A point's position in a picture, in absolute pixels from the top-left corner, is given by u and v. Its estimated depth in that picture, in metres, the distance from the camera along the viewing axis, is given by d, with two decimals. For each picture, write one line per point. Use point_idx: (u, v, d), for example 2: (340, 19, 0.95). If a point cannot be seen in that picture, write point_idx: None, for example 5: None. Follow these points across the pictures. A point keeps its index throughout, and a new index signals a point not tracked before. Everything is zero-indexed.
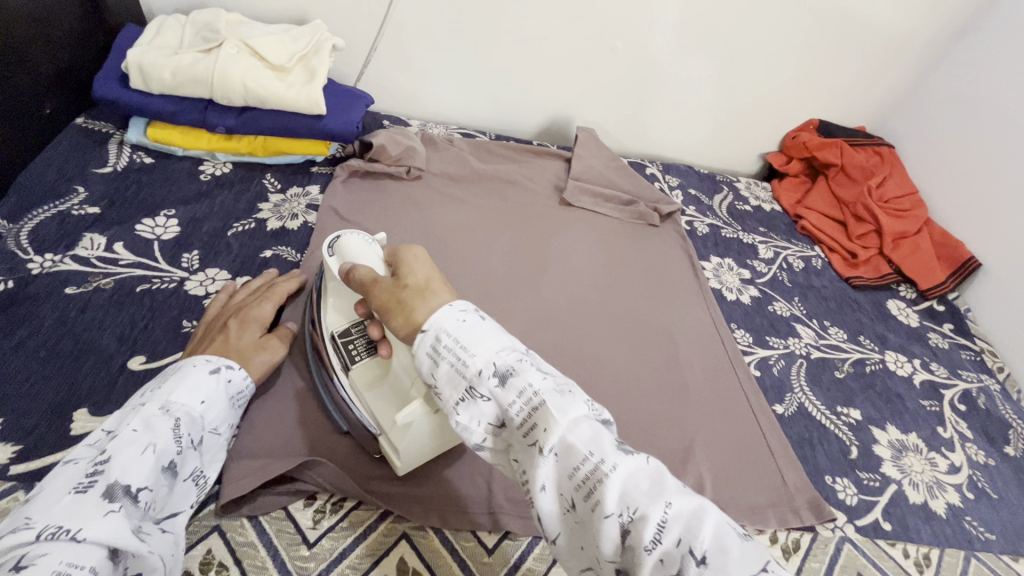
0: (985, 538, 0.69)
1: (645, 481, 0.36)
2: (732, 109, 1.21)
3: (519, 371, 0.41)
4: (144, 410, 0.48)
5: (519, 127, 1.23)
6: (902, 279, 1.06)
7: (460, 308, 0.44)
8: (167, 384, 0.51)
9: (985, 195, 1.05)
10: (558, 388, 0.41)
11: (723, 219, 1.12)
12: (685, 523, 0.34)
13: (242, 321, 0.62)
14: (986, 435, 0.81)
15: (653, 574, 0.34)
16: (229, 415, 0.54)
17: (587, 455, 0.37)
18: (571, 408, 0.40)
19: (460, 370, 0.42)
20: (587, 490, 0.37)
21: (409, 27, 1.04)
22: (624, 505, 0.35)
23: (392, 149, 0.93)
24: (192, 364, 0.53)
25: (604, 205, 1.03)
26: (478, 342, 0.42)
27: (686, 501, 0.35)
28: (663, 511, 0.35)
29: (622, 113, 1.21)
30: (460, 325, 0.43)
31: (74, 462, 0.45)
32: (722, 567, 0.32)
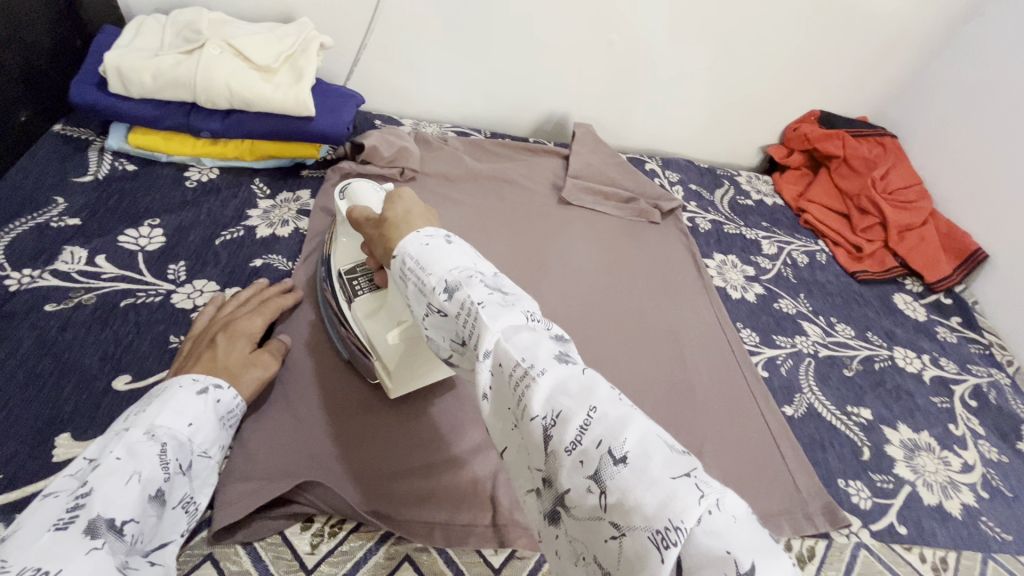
0: (1002, 539, 0.67)
1: (576, 387, 0.33)
2: (731, 101, 1.19)
3: (466, 284, 0.39)
4: (128, 436, 0.45)
5: (514, 124, 1.20)
6: (907, 272, 1.04)
7: (427, 233, 0.44)
8: (152, 407, 0.48)
9: (991, 184, 1.03)
10: (505, 299, 0.38)
11: (725, 214, 1.09)
12: (609, 426, 0.31)
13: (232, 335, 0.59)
14: (998, 431, 0.80)
15: (572, 476, 0.31)
16: (218, 438, 0.51)
17: (518, 360, 0.34)
18: (511, 315, 0.37)
19: (420, 287, 0.41)
20: (517, 395, 0.34)
21: (398, 23, 1.01)
22: (550, 408, 0.33)
23: (385, 150, 0.90)
24: (179, 385, 0.51)
25: (603, 202, 1.01)
26: (436, 260, 0.41)
27: (615, 408, 0.32)
28: (588, 415, 0.31)
29: (620, 107, 1.18)
30: (422, 249, 0.43)
31: (50, 496, 0.41)
32: (643, 470, 0.29)
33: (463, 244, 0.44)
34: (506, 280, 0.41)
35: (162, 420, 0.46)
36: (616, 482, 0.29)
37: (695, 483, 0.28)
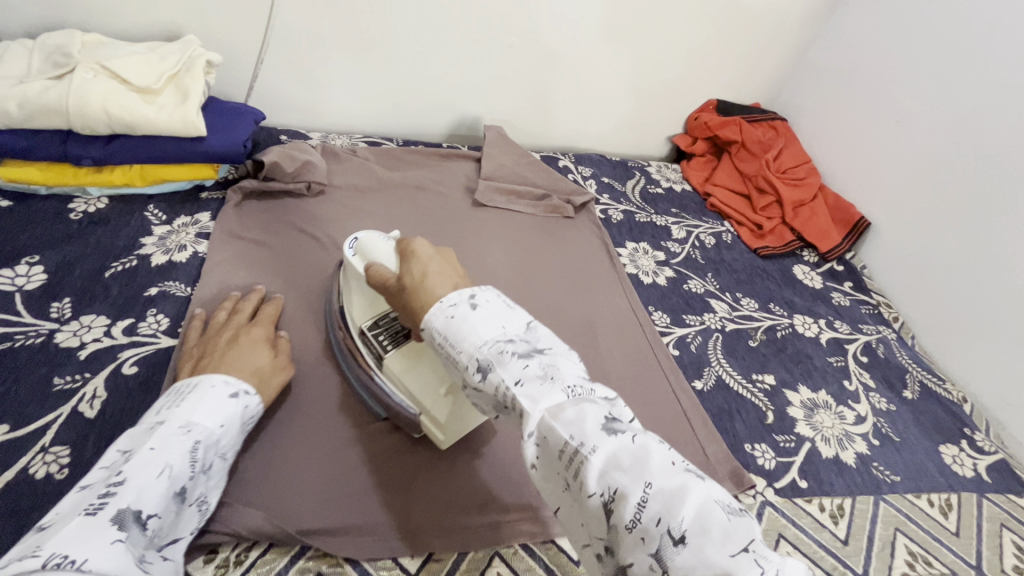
0: (891, 480, 0.73)
1: (628, 461, 0.37)
2: (634, 95, 1.24)
3: (500, 363, 0.43)
4: (163, 430, 0.48)
5: (427, 130, 1.20)
6: (804, 245, 1.12)
7: (451, 303, 0.47)
8: (187, 403, 0.51)
9: (868, 157, 1.12)
10: (543, 373, 0.42)
11: (637, 204, 1.14)
12: (664, 502, 0.35)
13: (243, 342, 0.62)
14: (886, 382, 0.87)
15: (634, 552, 0.36)
16: (238, 441, 0.55)
17: (570, 439, 0.39)
18: (553, 392, 0.41)
19: (454, 362, 0.46)
20: (574, 471, 0.39)
21: (294, 36, 0.99)
22: (606, 486, 0.37)
23: (287, 165, 0.88)
24: (211, 386, 0.54)
25: (517, 201, 1.02)
26: (469, 335, 0.45)
27: (669, 481, 0.36)
28: (644, 491, 0.36)
29: (530, 108, 1.21)
30: (451, 323, 0.46)
31: (87, 483, 0.45)
32: (702, 546, 0.33)
33: (488, 306, 0.47)
34: (541, 341, 0.46)
35: (194, 419, 0.50)
36: (678, 562, 0.34)
37: (755, 559, 0.32)
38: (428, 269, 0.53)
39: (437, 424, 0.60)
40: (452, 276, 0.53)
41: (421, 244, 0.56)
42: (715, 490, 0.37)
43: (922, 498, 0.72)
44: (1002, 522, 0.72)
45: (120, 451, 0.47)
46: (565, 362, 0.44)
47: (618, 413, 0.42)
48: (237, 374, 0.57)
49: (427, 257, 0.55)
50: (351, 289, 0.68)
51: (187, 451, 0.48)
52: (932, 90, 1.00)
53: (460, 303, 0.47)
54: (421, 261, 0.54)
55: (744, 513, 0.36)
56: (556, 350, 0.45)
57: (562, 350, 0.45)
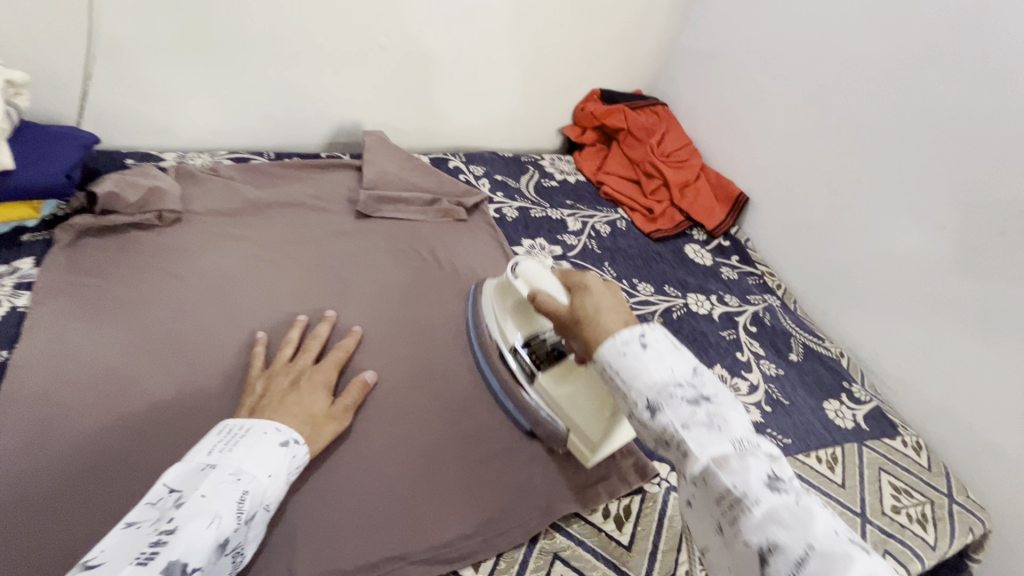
0: (784, 444, 0.77)
1: (792, 519, 0.36)
2: (519, 90, 1.23)
3: (667, 403, 0.43)
4: (215, 474, 0.46)
5: (301, 141, 1.11)
6: (693, 224, 1.16)
7: (623, 335, 0.48)
8: (240, 448, 0.49)
9: (742, 135, 1.18)
10: (710, 421, 0.42)
11: (532, 199, 1.12)
12: (828, 566, 0.34)
13: (303, 386, 0.61)
14: (774, 348, 0.92)
15: None
16: (283, 493, 0.51)
17: (732, 487, 0.38)
18: (717, 441, 0.41)
19: (622, 395, 0.47)
20: (729, 518, 0.39)
21: (126, 46, 0.87)
22: (765, 540, 0.36)
23: (128, 194, 0.78)
24: (263, 432, 0.52)
25: (405, 208, 0.97)
26: (639, 373, 0.45)
27: (838, 549, 0.34)
28: (809, 551, 0.35)
29: (413, 109, 1.16)
30: (620, 357, 0.47)
31: (134, 520, 0.43)
32: None
33: (658, 343, 0.47)
34: (707, 386, 0.45)
35: (247, 466, 0.48)
36: None
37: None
38: (599, 306, 0.53)
39: (591, 439, 0.62)
40: (624, 312, 0.53)
41: (593, 276, 0.57)
42: (886, 571, 0.34)
43: (811, 456, 0.77)
44: (880, 466, 0.78)
45: (169, 488, 0.45)
46: (735, 413, 0.43)
47: (783, 473, 0.40)
48: (287, 420, 0.56)
49: (599, 291, 0.55)
50: (507, 301, 0.73)
51: (235, 501, 0.45)
52: (789, 69, 1.07)
53: (631, 339, 0.47)
54: (595, 296, 0.55)
55: None
56: (724, 397, 0.44)
57: (730, 399, 0.44)
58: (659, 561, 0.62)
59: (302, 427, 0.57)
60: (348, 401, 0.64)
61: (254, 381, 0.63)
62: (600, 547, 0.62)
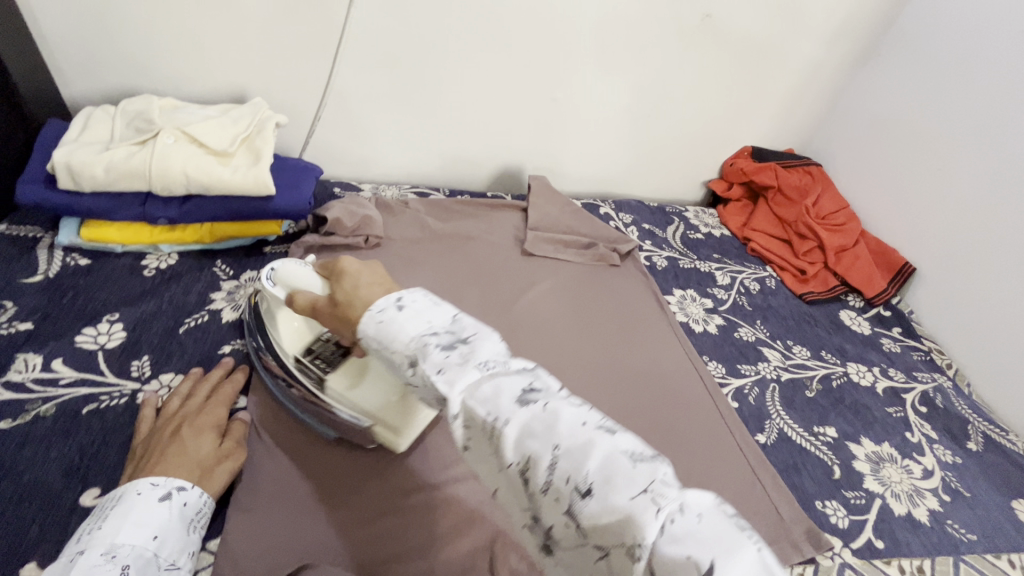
0: (968, 539, 0.72)
1: (540, 427, 0.37)
2: (669, 142, 1.27)
3: (424, 355, 0.43)
4: (85, 559, 0.46)
5: (470, 179, 1.23)
6: (849, 290, 1.12)
7: (371, 309, 0.47)
8: (110, 523, 0.50)
9: (906, 203, 1.14)
10: (461, 357, 0.42)
11: (679, 250, 1.15)
12: (570, 462, 0.35)
13: (185, 432, 0.60)
14: (949, 433, 0.86)
15: (551, 513, 0.36)
16: (186, 545, 0.53)
17: (486, 416, 0.39)
18: (468, 373, 0.40)
19: (388, 362, 0.46)
20: (493, 446, 0.39)
21: (352, 93, 1.03)
22: (521, 455, 0.37)
23: (348, 220, 0.91)
24: (136, 493, 0.52)
25: (564, 250, 1.04)
26: (393, 335, 0.45)
27: (577, 439, 0.36)
28: (554, 452, 0.36)
29: (571, 156, 1.24)
30: (376, 327, 0.46)
31: None
32: (607, 495, 0.34)
33: (414, 304, 0.47)
34: (465, 330, 0.44)
35: (120, 539, 0.48)
36: (587, 513, 0.34)
37: (653, 498, 0.33)
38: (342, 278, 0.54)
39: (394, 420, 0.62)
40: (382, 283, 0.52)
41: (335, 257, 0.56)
42: (625, 443, 0.37)
43: (1002, 558, 0.70)
44: None
45: None
46: (490, 340, 0.43)
47: (541, 380, 0.41)
48: (175, 471, 0.56)
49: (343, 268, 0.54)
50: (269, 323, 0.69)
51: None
52: (971, 137, 1.02)
53: (385, 306, 0.47)
54: (349, 275, 0.54)
55: (654, 462, 0.36)
56: (482, 331, 0.44)
57: (485, 333, 0.44)
58: None
59: (190, 477, 0.56)
60: (235, 437, 0.63)
61: (138, 445, 0.59)
62: None
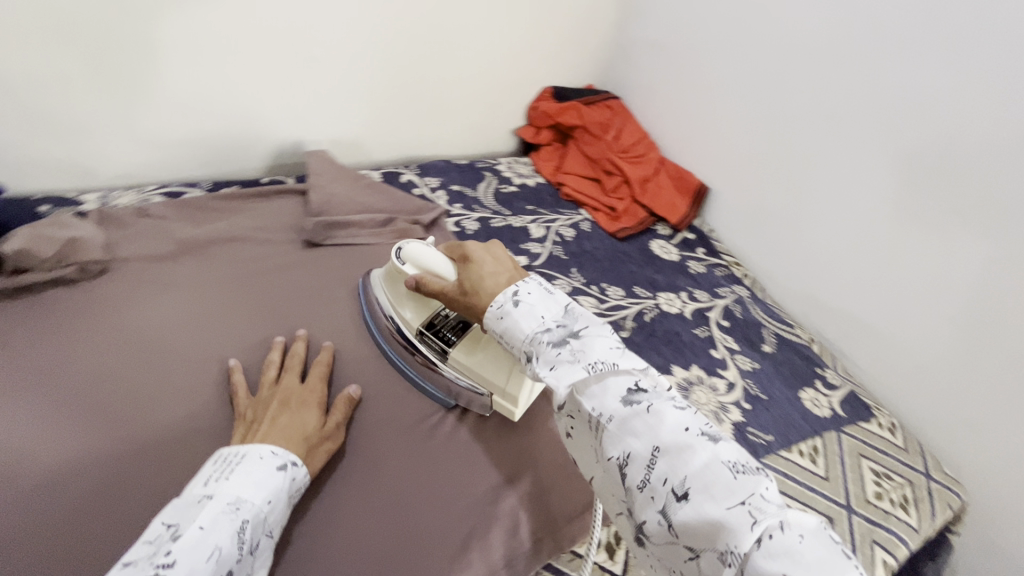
0: (766, 442, 0.76)
1: (640, 427, 0.47)
2: (466, 93, 1.18)
3: (539, 350, 0.54)
4: (213, 505, 0.47)
5: (240, 167, 1.03)
6: (657, 219, 1.15)
7: (494, 310, 0.58)
8: (236, 475, 0.50)
9: (691, 125, 1.17)
10: (572, 355, 0.52)
11: (492, 208, 1.09)
12: (668, 463, 0.45)
13: (295, 403, 0.61)
14: (747, 341, 0.92)
15: (645, 510, 0.46)
16: (285, 516, 0.52)
17: (591, 410, 0.50)
18: (575, 370, 0.51)
19: (509, 347, 0.58)
20: (597, 437, 0.50)
21: (28, 80, 0.78)
22: (622, 450, 0.48)
23: (46, 249, 0.71)
24: (260, 456, 0.52)
25: (358, 232, 0.92)
26: (516, 327, 0.56)
27: (676, 444, 0.46)
28: (653, 452, 0.46)
29: (358, 124, 1.10)
30: (501, 321, 0.58)
31: (130, 559, 0.44)
32: (699, 503, 0.43)
33: (528, 299, 0.58)
34: (577, 325, 0.56)
35: (245, 495, 0.48)
36: (680, 514, 0.44)
37: (749, 511, 0.41)
38: (474, 258, 0.66)
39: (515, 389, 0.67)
40: (506, 271, 0.64)
41: (469, 247, 0.67)
42: (726, 452, 0.45)
43: (793, 451, 0.76)
44: (860, 453, 0.78)
45: (164, 525, 0.46)
46: (597, 343, 0.53)
47: (645, 381, 0.51)
48: (283, 443, 0.55)
49: (477, 261, 0.65)
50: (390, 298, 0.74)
51: (236, 530, 0.46)
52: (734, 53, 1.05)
53: (504, 301, 0.58)
54: (479, 263, 0.65)
55: (758, 475, 0.44)
56: (591, 329, 0.55)
57: (595, 331, 0.54)
58: None
59: (297, 447, 0.56)
60: (339, 416, 0.63)
61: (241, 412, 0.62)
62: None
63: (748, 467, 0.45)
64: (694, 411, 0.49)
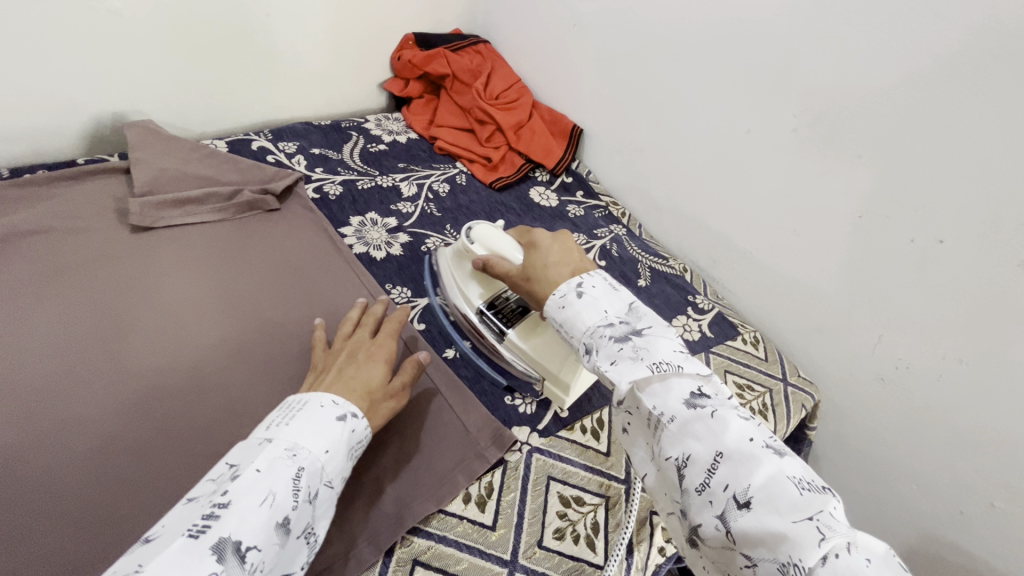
0: None
1: (701, 430, 0.45)
2: (316, 46, 1.07)
3: (597, 344, 0.53)
4: (272, 449, 0.46)
5: (49, 149, 0.89)
6: (535, 166, 1.13)
7: (554, 300, 0.58)
8: (297, 421, 0.49)
9: (558, 65, 1.14)
10: (635, 353, 0.51)
11: (358, 169, 1.02)
12: (731, 469, 0.43)
13: (362, 358, 0.60)
14: (623, 278, 0.93)
15: (702, 513, 0.43)
16: (345, 469, 0.50)
17: (653, 408, 0.48)
18: (638, 367, 0.49)
19: (567, 338, 0.57)
20: (657, 436, 0.48)
21: None
22: (681, 451, 0.46)
23: None
24: (320, 405, 0.51)
25: (197, 209, 0.83)
26: (576, 319, 0.55)
27: (741, 452, 0.43)
28: (715, 457, 0.44)
29: (189, 89, 0.97)
30: (561, 311, 0.57)
31: (194, 496, 0.44)
32: (760, 512, 0.40)
33: (592, 291, 0.57)
34: (640, 323, 0.54)
35: (302, 441, 0.47)
36: (739, 521, 0.41)
37: (817, 526, 0.38)
38: (539, 245, 0.65)
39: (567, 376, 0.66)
40: (570, 262, 0.63)
41: (538, 235, 0.67)
42: (793, 468, 0.43)
43: None
44: (726, 369, 0.83)
45: (227, 465, 0.45)
46: (661, 344, 0.51)
47: (707, 388, 0.49)
48: (346, 395, 0.54)
49: (544, 249, 0.65)
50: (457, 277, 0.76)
51: (292, 477, 0.44)
52: None
53: (567, 292, 0.57)
54: (544, 251, 0.65)
55: (826, 493, 0.41)
56: (654, 329, 0.53)
57: (660, 330, 0.53)
58: (525, 531, 0.57)
59: (359, 402, 0.55)
60: (404, 378, 0.61)
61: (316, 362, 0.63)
62: (461, 536, 0.56)
63: (816, 486, 0.42)
64: (759, 424, 0.46)
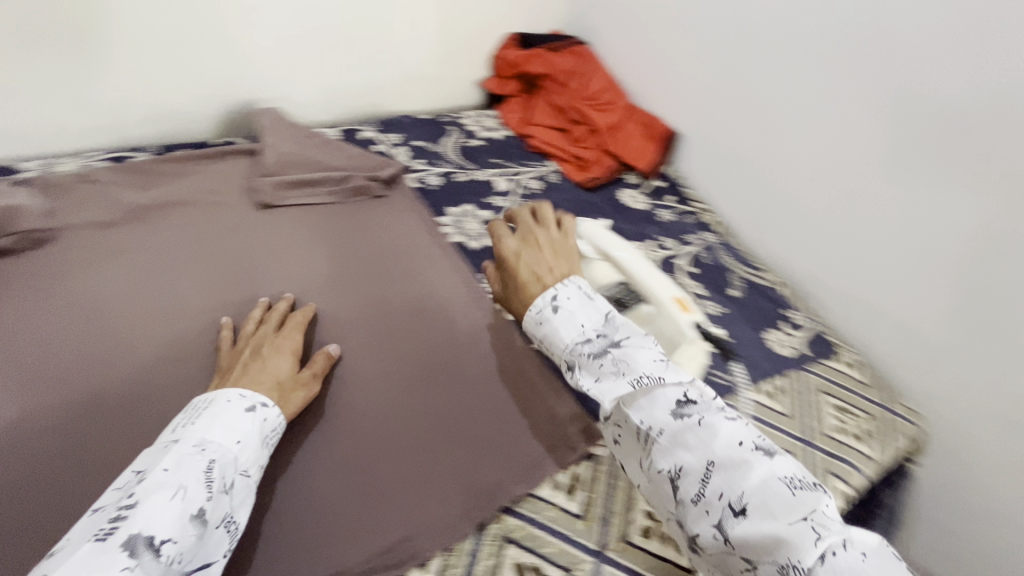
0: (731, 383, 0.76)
1: (692, 439, 0.44)
2: (424, 43, 1.13)
3: (579, 362, 0.51)
4: (177, 449, 0.46)
5: (191, 131, 1.00)
6: (626, 168, 1.13)
7: (533, 316, 0.55)
8: (202, 420, 0.50)
9: (657, 68, 1.13)
10: (616, 368, 0.49)
11: (456, 162, 1.06)
12: (725, 477, 0.42)
13: (267, 351, 0.61)
14: (715, 286, 0.91)
15: (699, 524, 0.43)
16: (259, 459, 0.51)
17: (641, 423, 0.47)
18: (620, 385, 0.48)
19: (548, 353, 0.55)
20: (647, 449, 0.47)
21: None
22: (674, 463, 0.45)
23: None
24: (226, 400, 0.52)
25: (314, 191, 0.89)
26: (555, 335, 0.53)
27: (734, 458, 0.43)
28: (708, 467, 0.43)
29: (310, 80, 1.05)
30: (541, 327, 0.55)
31: (100, 505, 0.43)
32: (759, 518, 0.40)
33: (569, 302, 0.54)
34: (616, 334, 0.52)
35: (209, 438, 0.48)
36: (737, 530, 0.41)
37: (813, 527, 0.38)
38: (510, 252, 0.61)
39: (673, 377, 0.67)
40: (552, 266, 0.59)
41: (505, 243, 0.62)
42: (784, 468, 0.42)
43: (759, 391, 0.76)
44: (823, 389, 0.79)
45: (132, 472, 0.45)
46: (640, 353, 0.49)
47: (692, 392, 0.47)
48: (257, 387, 0.56)
49: (518, 255, 0.61)
50: None
51: (202, 470, 0.45)
52: None
53: (543, 306, 0.55)
54: (527, 254, 0.61)
55: (817, 492, 0.41)
56: (632, 340, 0.51)
57: (639, 340, 0.51)
58: (615, 525, 0.58)
59: (274, 395, 0.57)
60: (317, 369, 0.63)
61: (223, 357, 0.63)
62: (552, 521, 0.57)
63: (807, 485, 0.42)
64: (746, 424, 0.45)
